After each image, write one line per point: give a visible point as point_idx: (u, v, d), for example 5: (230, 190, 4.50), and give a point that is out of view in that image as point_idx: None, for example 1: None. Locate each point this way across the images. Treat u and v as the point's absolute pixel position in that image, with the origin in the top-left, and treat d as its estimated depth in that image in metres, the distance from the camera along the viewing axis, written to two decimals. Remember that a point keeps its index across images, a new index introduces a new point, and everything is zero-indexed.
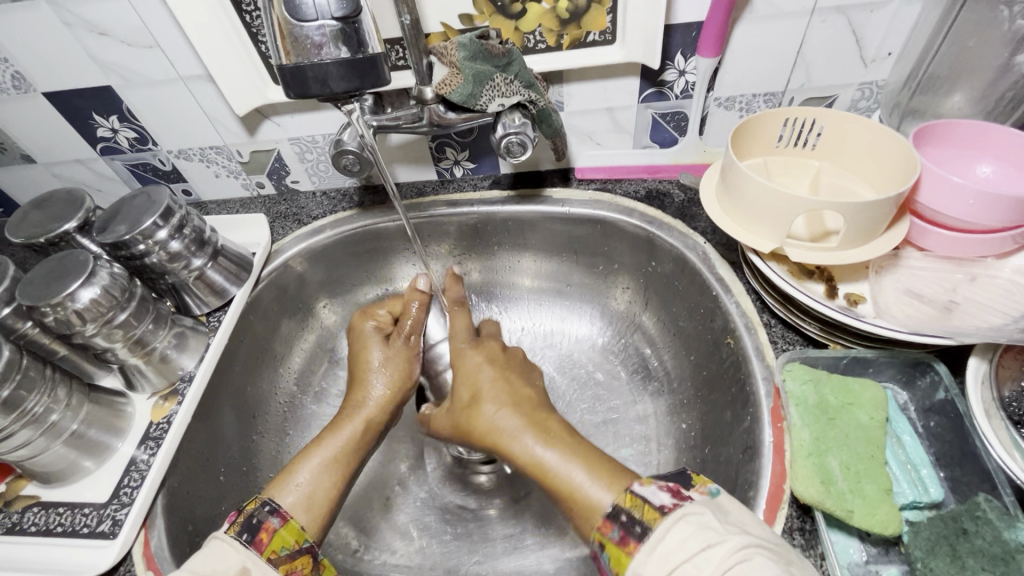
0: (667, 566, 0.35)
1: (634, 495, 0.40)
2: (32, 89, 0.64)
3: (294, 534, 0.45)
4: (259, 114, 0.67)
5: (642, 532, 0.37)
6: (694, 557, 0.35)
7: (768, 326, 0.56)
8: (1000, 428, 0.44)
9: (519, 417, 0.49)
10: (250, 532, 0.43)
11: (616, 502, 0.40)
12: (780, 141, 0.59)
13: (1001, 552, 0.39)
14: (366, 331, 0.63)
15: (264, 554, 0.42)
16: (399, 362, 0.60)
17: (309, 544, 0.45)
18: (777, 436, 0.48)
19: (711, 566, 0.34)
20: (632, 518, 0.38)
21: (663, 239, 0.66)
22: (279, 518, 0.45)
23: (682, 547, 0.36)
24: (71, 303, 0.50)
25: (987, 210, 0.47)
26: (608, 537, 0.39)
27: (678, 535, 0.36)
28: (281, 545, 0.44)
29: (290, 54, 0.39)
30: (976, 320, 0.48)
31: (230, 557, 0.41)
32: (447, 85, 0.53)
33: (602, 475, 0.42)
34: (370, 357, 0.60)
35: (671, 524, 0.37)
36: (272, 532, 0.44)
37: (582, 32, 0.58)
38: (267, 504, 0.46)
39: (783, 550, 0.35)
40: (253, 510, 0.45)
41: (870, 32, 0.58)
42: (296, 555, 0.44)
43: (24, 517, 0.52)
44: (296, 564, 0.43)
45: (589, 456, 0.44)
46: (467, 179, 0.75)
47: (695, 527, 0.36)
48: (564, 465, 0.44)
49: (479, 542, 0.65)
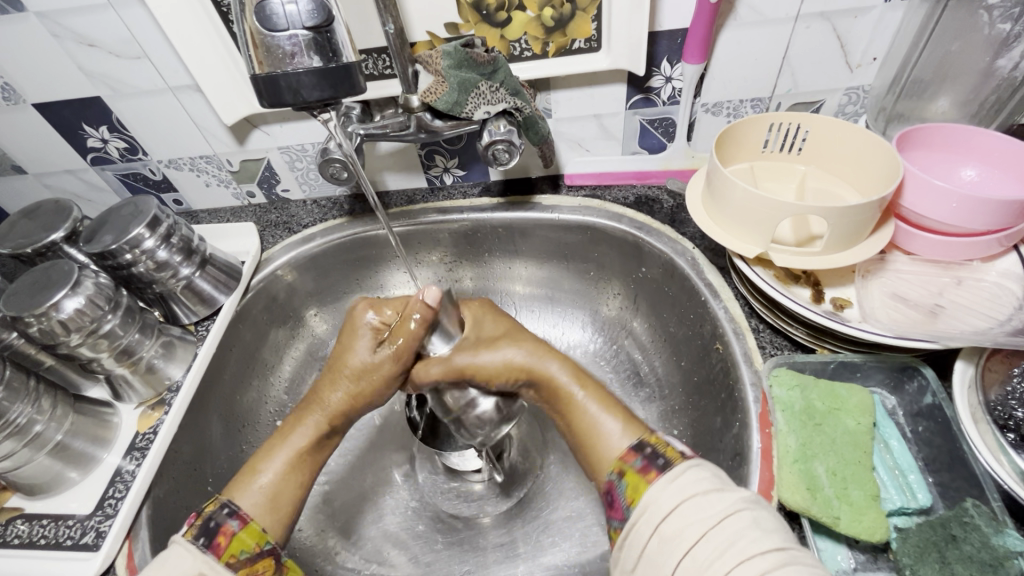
0: (682, 495, 0.38)
1: (660, 437, 0.44)
2: (22, 100, 0.64)
3: (254, 537, 0.45)
4: (248, 123, 0.67)
5: (664, 464, 0.41)
6: (708, 494, 0.38)
7: (756, 331, 0.56)
8: (986, 432, 0.43)
9: (532, 343, 0.53)
10: (207, 536, 0.43)
11: (641, 441, 0.44)
12: (766, 146, 0.59)
13: (990, 558, 0.39)
14: (361, 324, 0.53)
15: (222, 559, 0.43)
16: (378, 376, 0.52)
17: (270, 546, 0.46)
18: (765, 442, 0.48)
19: (723, 504, 0.37)
20: (656, 452, 0.42)
21: (651, 245, 0.66)
22: (238, 521, 0.45)
23: (697, 484, 0.39)
24: (55, 313, 0.49)
25: (968, 213, 0.47)
26: (629, 466, 0.42)
27: (695, 476, 0.39)
28: (240, 549, 0.44)
29: (264, 65, 0.39)
30: (962, 323, 0.48)
31: (185, 561, 0.41)
32: (432, 93, 0.54)
33: (623, 418, 0.46)
34: (353, 359, 0.52)
35: (692, 465, 0.40)
36: (231, 535, 0.44)
37: (567, 40, 0.59)
38: (227, 506, 0.46)
39: (769, 529, 0.36)
40: (212, 512, 0.45)
41: (855, 38, 0.58)
42: (256, 558, 0.44)
43: (7, 530, 0.52)
44: (256, 567, 0.44)
45: (616, 403, 0.48)
46: (457, 186, 0.76)
47: (708, 474, 0.40)
48: (596, 411, 0.47)
49: (470, 552, 0.64)
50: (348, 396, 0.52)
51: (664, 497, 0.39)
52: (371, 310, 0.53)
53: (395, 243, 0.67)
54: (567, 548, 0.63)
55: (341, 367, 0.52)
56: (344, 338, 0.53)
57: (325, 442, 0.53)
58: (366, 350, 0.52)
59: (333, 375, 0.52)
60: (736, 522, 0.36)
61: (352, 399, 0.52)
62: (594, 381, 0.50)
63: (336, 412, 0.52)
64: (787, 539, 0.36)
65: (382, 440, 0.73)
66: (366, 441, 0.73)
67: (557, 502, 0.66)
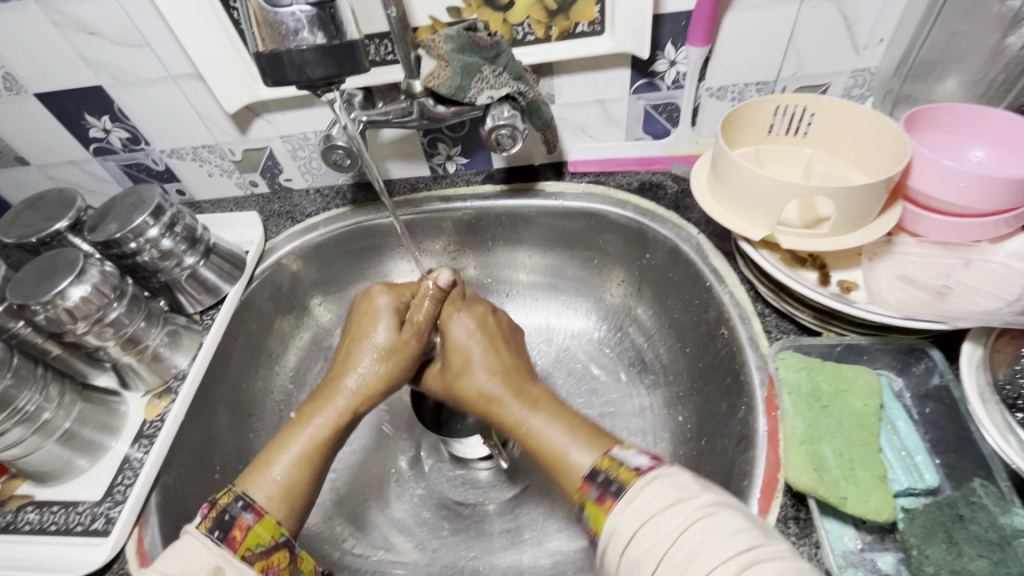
0: (639, 519, 0.36)
1: (612, 459, 0.41)
2: (23, 89, 0.64)
3: (269, 530, 0.45)
4: (250, 111, 0.67)
5: (618, 490, 0.39)
6: (664, 511, 0.36)
7: (762, 315, 0.55)
8: (995, 412, 0.43)
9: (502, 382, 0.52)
10: (222, 529, 0.43)
11: (595, 466, 0.41)
12: (772, 130, 0.59)
13: (998, 538, 0.39)
14: (377, 304, 0.57)
15: (239, 552, 0.43)
16: (404, 354, 0.56)
17: (285, 539, 0.46)
18: (771, 425, 0.48)
19: (679, 519, 0.35)
20: (610, 477, 0.40)
21: (656, 231, 0.66)
22: (253, 515, 0.45)
23: (652, 502, 0.37)
24: (61, 300, 0.50)
25: (978, 192, 0.46)
26: (588, 497, 0.40)
27: (650, 493, 0.37)
28: (256, 542, 0.44)
29: (267, 41, 0.39)
30: (971, 303, 0.48)
31: (201, 555, 0.42)
32: (436, 78, 0.53)
33: (587, 439, 0.44)
34: (374, 338, 0.55)
35: (645, 483, 0.38)
36: (246, 529, 0.44)
37: (571, 23, 0.58)
38: (240, 499, 0.46)
39: (729, 534, 0.34)
40: (227, 504, 0.45)
41: (862, 19, 0.57)
42: (270, 551, 0.45)
43: (18, 517, 0.52)
44: (272, 560, 0.44)
45: (581, 425, 0.46)
46: (460, 174, 0.75)
47: (664, 486, 0.37)
48: (556, 434, 0.45)
49: (476, 538, 0.64)
50: (371, 373, 0.54)
51: (623, 523, 0.37)
52: (388, 293, 0.58)
53: (398, 230, 0.67)
54: (573, 534, 0.63)
55: (366, 345, 0.55)
56: (361, 311, 0.58)
57: (350, 422, 0.53)
58: (389, 330, 0.55)
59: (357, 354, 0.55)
60: (696, 534, 0.34)
61: (364, 389, 0.53)
62: (553, 403, 0.49)
63: (359, 394, 0.53)
64: (758, 536, 0.34)
65: (387, 429, 0.74)
66: (370, 429, 0.74)
67: (562, 488, 0.67)
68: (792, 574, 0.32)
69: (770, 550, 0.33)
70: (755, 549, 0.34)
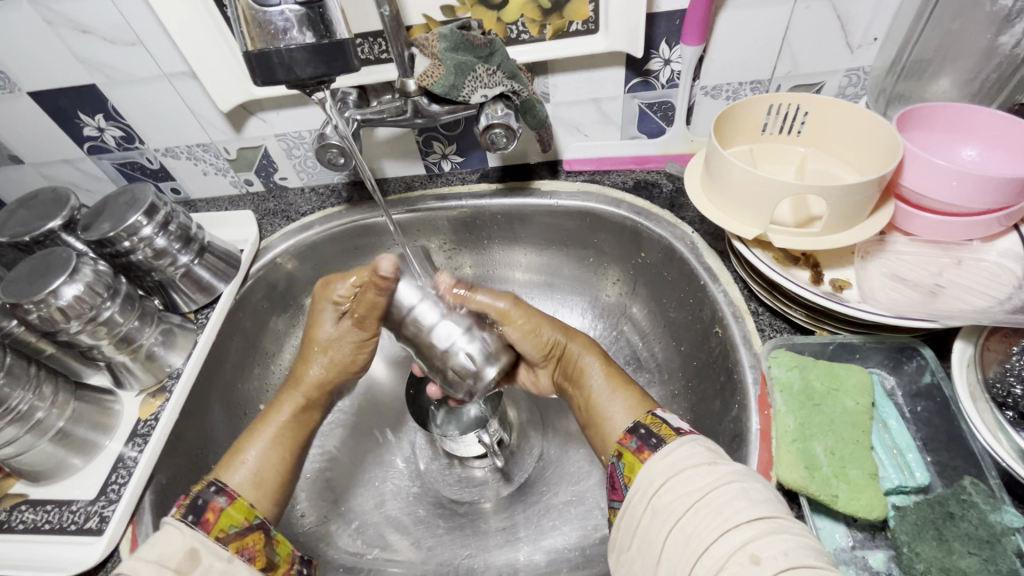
0: (672, 470, 0.39)
1: (654, 417, 0.45)
2: (17, 88, 0.64)
3: (243, 512, 0.46)
4: (244, 110, 0.67)
5: (656, 444, 0.42)
6: (698, 467, 0.39)
7: (756, 314, 0.55)
8: (985, 411, 0.43)
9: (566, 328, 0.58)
10: (195, 512, 0.43)
11: (637, 421, 0.45)
12: (766, 129, 0.59)
13: (987, 535, 0.39)
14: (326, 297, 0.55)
15: (212, 533, 0.43)
16: (348, 355, 0.57)
17: (259, 521, 0.46)
18: (764, 423, 0.48)
19: (712, 476, 0.38)
20: (650, 432, 0.43)
21: (650, 229, 0.66)
22: (225, 498, 0.46)
23: (689, 458, 0.39)
24: (54, 299, 0.50)
25: (969, 191, 0.46)
26: (626, 447, 0.44)
27: (688, 450, 0.40)
28: (229, 524, 0.44)
29: (256, 41, 0.39)
30: (962, 302, 0.48)
31: (174, 538, 0.41)
32: (429, 76, 0.53)
33: (632, 400, 0.50)
34: (322, 338, 0.56)
35: (684, 441, 0.41)
36: (219, 511, 0.44)
37: (565, 22, 0.58)
38: (213, 484, 0.46)
39: (757, 499, 0.36)
40: (199, 491, 0.45)
41: (855, 18, 0.57)
42: (245, 532, 0.45)
43: (12, 516, 0.52)
44: (247, 541, 0.44)
45: (628, 388, 0.52)
46: (455, 173, 0.75)
47: (703, 447, 0.41)
48: (606, 398, 0.51)
49: (472, 536, 0.64)
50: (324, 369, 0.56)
51: (657, 473, 0.40)
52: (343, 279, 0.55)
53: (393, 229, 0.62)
54: (568, 531, 0.63)
55: (314, 346, 0.56)
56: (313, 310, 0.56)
57: (311, 414, 0.56)
58: (337, 328, 0.56)
59: (308, 352, 0.57)
60: (727, 492, 0.37)
61: (325, 377, 0.56)
62: (616, 369, 0.54)
63: (314, 387, 0.56)
64: (780, 509, 0.36)
65: (382, 427, 0.74)
66: (366, 427, 0.74)
67: (558, 486, 0.67)
68: (809, 549, 0.33)
69: (795, 524, 0.35)
70: (778, 518, 0.35)
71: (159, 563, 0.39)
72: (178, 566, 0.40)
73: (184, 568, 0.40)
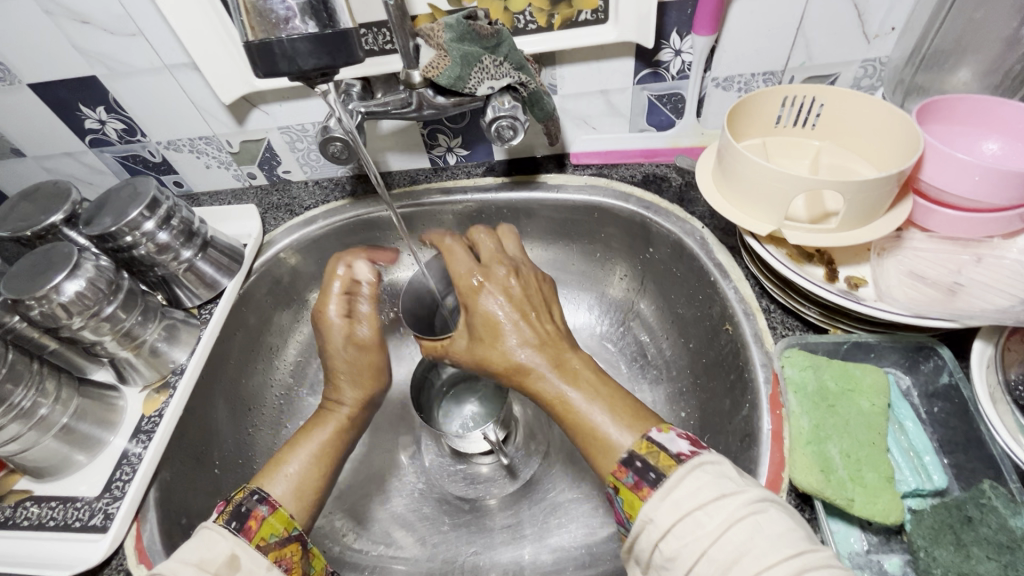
0: (678, 512, 0.37)
1: (650, 443, 0.42)
2: (17, 80, 0.63)
3: (282, 521, 0.45)
4: (247, 102, 0.65)
5: (655, 479, 0.39)
6: (707, 506, 0.36)
7: (768, 312, 0.54)
8: (1006, 413, 0.42)
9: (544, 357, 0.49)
10: (239, 520, 0.43)
11: (631, 450, 0.42)
12: (780, 121, 0.58)
13: (1007, 540, 0.39)
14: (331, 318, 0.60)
15: (253, 541, 0.42)
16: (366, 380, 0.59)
17: (298, 532, 0.46)
18: (775, 424, 0.47)
19: (724, 513, 0.36)
20: (647, 464, 0.41)
21: (659, 224, 0.65)
22: (268, 507, 0.46)
23: (696, 494, 0.37)
24: (56, 295, 0.49)
25: (993, 186, 0.45)
26: (623, 482, 0.41)
27: (695, 484, 0.38)
28: (270, 533, 0.44)
29: (257, 30, 0.38)
30: (983, 301, 0.46)
31: (218, 544, 0.41)
32: (434, 68, 0.52)
33: (625, 420, 0.45)
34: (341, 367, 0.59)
35: (687, 473, 0.38)
36: (260, 520, 0.44)
37: (573, 11, 0.56)
38: (255, 494, 0.46)
39: (776, 537, 0.34)
40: (242, 500, 0.45)
41: (873, 7, 0.56)
42: (284, 542, 0.44)
43: (17, 512, 0.52)
44: (285, 551, 0.44)
45: (614, 396, 0.47)
46: (460, 166, 0.74)
47: (709, 475, 0.38)
48: (587, 406, 0.46)
49: (477, 533, 0.64)
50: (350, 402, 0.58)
51: (662, 513, 0.37)
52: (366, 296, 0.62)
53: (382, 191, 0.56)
54: (574, 530, 0.62)
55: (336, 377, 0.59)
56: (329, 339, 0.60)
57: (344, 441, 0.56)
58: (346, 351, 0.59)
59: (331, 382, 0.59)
60: (740, 533, 0.35)
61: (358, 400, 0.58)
62: (592, 372, 0.49)
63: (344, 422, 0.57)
64: (804, 544, 0.34)
65: (387, 423, 0.73)
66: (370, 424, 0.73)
67: (564, 483, 0.66)
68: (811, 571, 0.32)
69: (820, 557, 0.33)
70: (802, 553, 0.33)
71: (200, 566, 0.39)
72: (218, 570, 0.40)
73: (225, 572, 0.40)
